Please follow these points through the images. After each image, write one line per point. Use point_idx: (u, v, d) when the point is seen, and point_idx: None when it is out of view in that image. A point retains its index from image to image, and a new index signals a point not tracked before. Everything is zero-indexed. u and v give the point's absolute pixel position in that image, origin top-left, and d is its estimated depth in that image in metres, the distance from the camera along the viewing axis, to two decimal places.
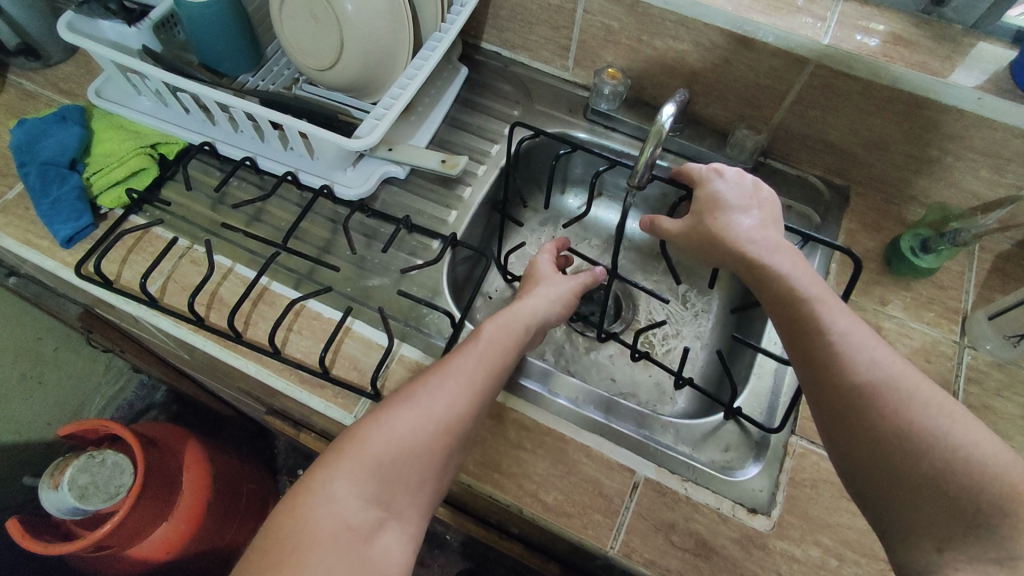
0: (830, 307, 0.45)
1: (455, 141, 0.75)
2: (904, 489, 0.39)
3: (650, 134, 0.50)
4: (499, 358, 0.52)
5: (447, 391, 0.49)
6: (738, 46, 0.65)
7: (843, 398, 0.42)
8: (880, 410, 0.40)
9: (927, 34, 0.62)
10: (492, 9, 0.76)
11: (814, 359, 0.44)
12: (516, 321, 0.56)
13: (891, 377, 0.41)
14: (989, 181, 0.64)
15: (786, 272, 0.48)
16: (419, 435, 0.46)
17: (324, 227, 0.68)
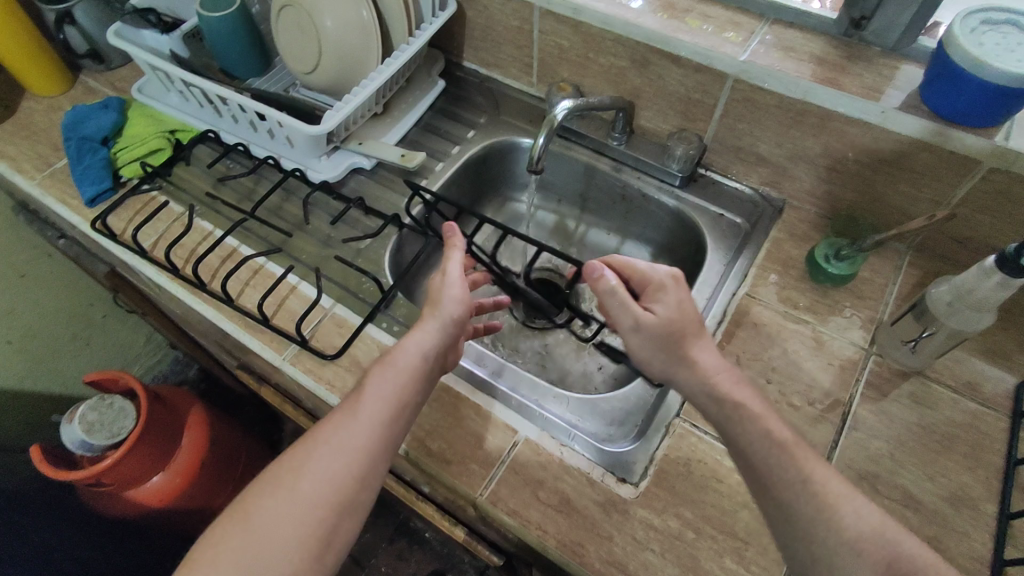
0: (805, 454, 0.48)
1: (424, 142, 0.84)
2: None
3: (542, 122, 0.58)
4: (386, 411, 0.52)
5: (325, 465, 0.49)
6: (667, 62, 0.71)
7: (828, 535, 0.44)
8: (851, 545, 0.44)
9: (843, 55, 0.66)
10: (467, 30, 0.86)
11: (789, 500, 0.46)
12: (408, 362, 0.55)
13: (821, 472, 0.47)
14: (908, 195, 0.66)
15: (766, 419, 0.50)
16: (294, 517, 0.47)
17: (296, 205, 0.78)
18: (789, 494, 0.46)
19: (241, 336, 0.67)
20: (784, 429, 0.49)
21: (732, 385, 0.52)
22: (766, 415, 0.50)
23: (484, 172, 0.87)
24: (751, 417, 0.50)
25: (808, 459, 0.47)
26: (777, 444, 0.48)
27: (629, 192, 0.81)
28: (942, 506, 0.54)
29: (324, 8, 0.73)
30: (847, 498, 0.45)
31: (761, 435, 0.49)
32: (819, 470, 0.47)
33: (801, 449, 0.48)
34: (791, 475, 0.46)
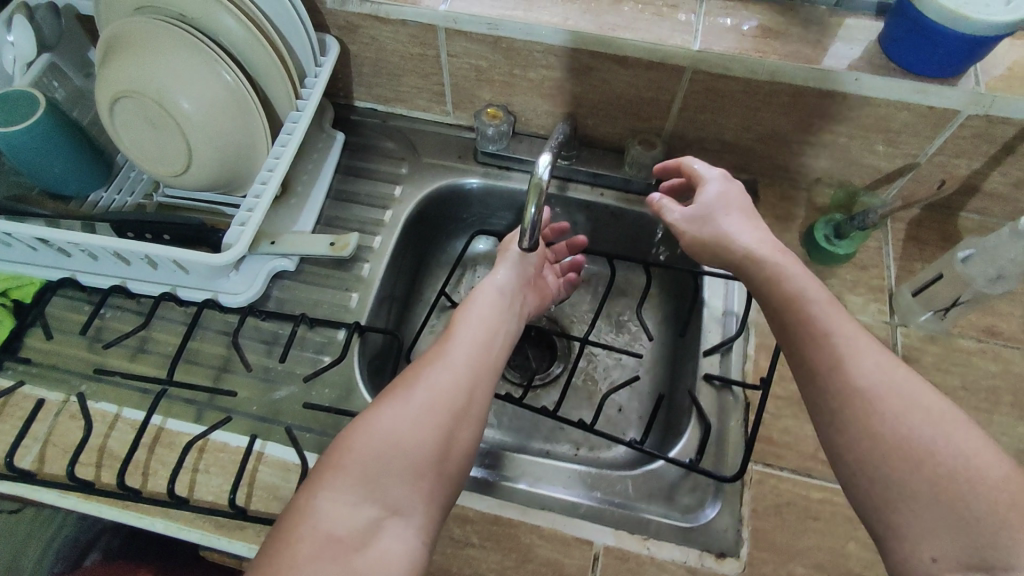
0: (861, 355, 0.41)
1: (345, 216, 0.69)
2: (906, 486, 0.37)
3: (528, 190, 0.49)
4: (485, 338, 0.49)
5: (434, 380, 0.44)
6: (611, 64, 0.62)
7: (845, 405, 0.40)
8: (883, 422, 0.39)
9: (792, 21, 0.61)
10: (354, 67, 0.71)
11: (819, 372, 0.42)
12: (489, 295, 0.52)
13: (971, 460, 0.36)
14: (885, 154, 0.64)
15: (869, 372, 0.40)
16: (412, 423, 0.42)
17: (218, 342, 0.61)
18: (860, 423, 0.39)
19: (212, 543, 0.52)
20: (928, 415, 0.38)
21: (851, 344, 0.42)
22: (895, 387, 0.40)
23: (427, 227, 0.75)
24: (883, 399, 0.39)
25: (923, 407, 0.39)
26: (880, 396, 0.39)
27: (594, 211, 0.73)
28: None
29: (179, 92, 0.55)
30: (979, 463, 0.36)
31: (879, 405, 0.39)
32: (992, 472, 0.36)
33: (969, 447, 0.37)
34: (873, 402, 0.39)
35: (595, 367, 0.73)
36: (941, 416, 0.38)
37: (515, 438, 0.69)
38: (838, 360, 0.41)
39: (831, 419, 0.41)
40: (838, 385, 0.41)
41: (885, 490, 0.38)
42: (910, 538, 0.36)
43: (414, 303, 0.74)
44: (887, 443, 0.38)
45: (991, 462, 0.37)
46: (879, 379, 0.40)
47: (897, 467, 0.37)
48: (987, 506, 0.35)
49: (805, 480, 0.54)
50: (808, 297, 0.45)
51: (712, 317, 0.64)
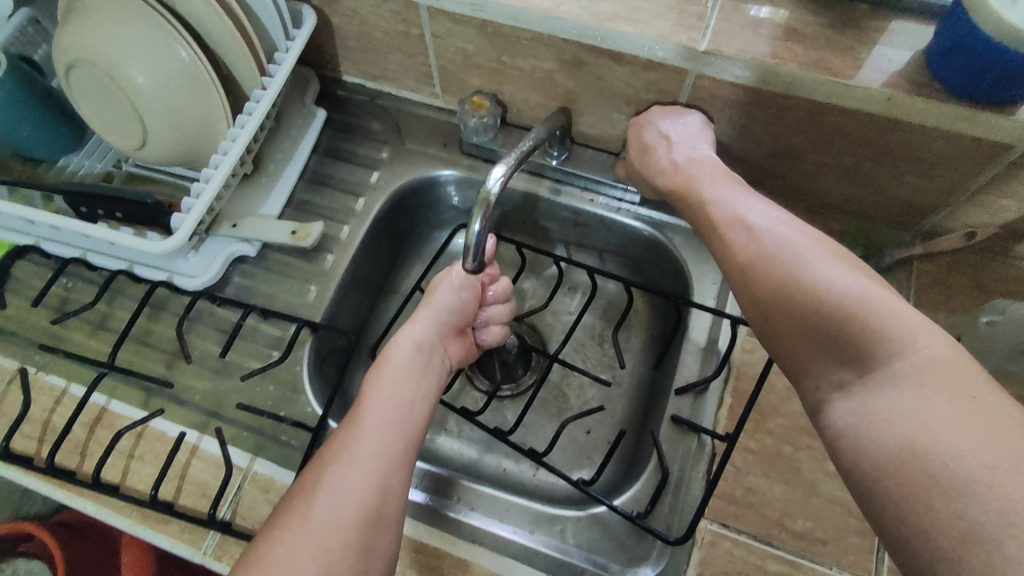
0: (742, 223, 0.45)
1: (317, 202, 0.66)
2: (811, 333, 0.39)
3: (475, 203, 0.46)
4: (394, 414, 0.46)
5: (339, 482, 0.41)
6: (606, 60, 0.55)
7: (739, 263, 0.44)
8: (772, 272, 0.41)
9: (825, 21, 0.52)
10: (338, 40, 0.66)
11: (722, 252, 0.46)
12: (395, 368, 0.48)
13: (862, 301, 0.37)
14: (918, 185, 0.55)
15: (755, 228, 0.44)
16: (320, 536, 0.40)
17: (171, 325, 0.60)
18: (758, 285, 0.42)
19: (138, 532, 0.51)
20: (832, 270, 0.39)
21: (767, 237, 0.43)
22: (801, 249, 0.41)
23: (405, 217, 0.70)
24: (793, 260, 0.41)
25: (817, 261, 0.40)
26: (768, 245, 0.43)
27: (583, 217, 0.67)
28: None
29: (133, 65, 0.52)
30: (856, 284, 0.38)
31: (781, 278, 0.41)
32: (889, 313, 0.36)
33: (863, 289, 0.38)
34: (760, 257, 0.43)
35: (568, 384, 0.67)
36: (829, 262, 0.40)
37: (472, 451, 0.65)
38: (747, 252, 0.44)
39: (745, 296, 0.44)
40: (745, 262, 0.44)
41: (800, 354, 0.40)
42: (828, 395, 0.38)
43: (387, 296, 0.71)
44: (772, 297, 0.41)
45: (885, 307, 0.37)
46: (775, 237, 0.43)
47: (795, 323, 0.40)
48: (871, 338, 0.36)
49: (763, 549, 0.49)
50: (721, 202, 0.49)
51: (692, 351, 0.58)
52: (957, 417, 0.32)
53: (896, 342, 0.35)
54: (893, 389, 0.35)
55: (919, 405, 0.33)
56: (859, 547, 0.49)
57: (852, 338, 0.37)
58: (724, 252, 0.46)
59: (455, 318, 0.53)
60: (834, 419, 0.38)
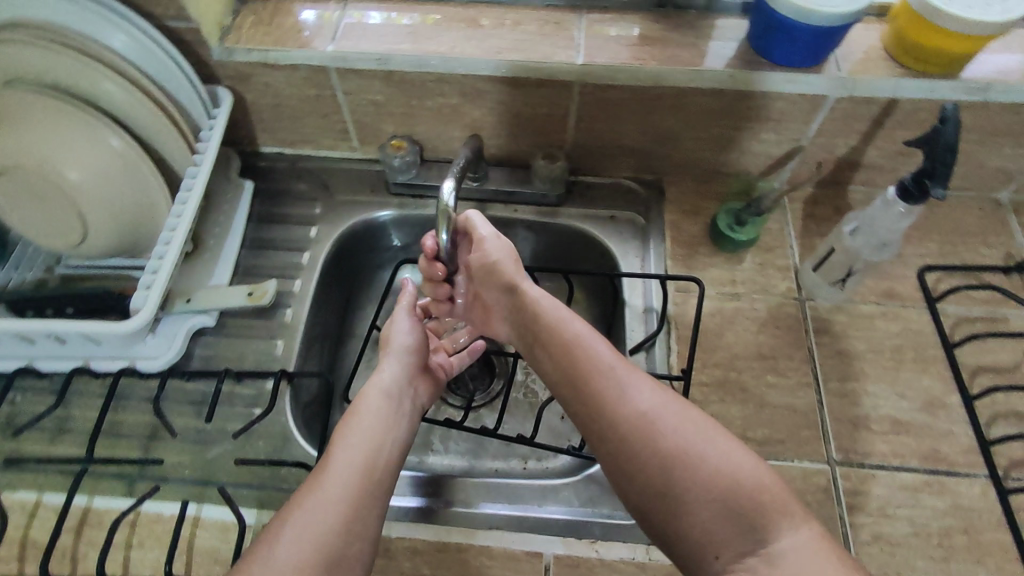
0: (587, 339, 0.51)
1: (263, 264, 0.69)
2: (643, 451, 0.45)
3: (437, 217, 0.53)
4: (366, 457, 0.49)
5: (304, 521, 0.44)
6: (503, 86, 0.64)
7: (573, 365, 0.50)
8: (603, 386, 0.48)
9: (667, 28, 0.64)
10: (253, 114, 0.70)
11: (563, 365, 0.51)
12: (364, 414, 0.53)
13: (681, 426, 0.45)
14: (772, 141, 0.67)
15: (584, 339, 0.51)
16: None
17: (141, 411, 0.60)
18: (592, 394, 0.48)
19: None
20: (649, 391, 0.47)
21: (589, 335, 0.51)
22: (615, 365, 0.48)
23: (349, 263, 0.75)
24: (601, 371, 0.48)
25: (633, 382, 0.48)
26: (598, 359, 0.49)
27: (511, 227, 0.74)
28: (923, 417, 0.58)
29: (63, 162, 0.54)
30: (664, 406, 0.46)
31: (615, 395, 0.47)
32: (707, 448, 0.44)
33: (663, 406, 0.46)
34: (590, 367, 0.49)
35: (533, 378, 0.73)
36: (641, 384, 0.47)
37: (463, 460, 0.68)
38: (585, 363, 0.49)
39: (582, 405, 0.49)
40: (591, 399, 0.48)
41: (643, 471, 0.44)
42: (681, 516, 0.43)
43: (346, 340, 0.74)
44: (620, 417, 0.46)
45: (679, 418, 0.45)
46: (601, 355, 0.49)
47: (641, 475, 0.44)
48: (692, 459, 0.43)
49: None
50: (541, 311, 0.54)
51: (634, 314, 0.66)
52: (806, 544, 0.41)
53: (700, 446, 0.44)
54: (721, 488, 0.42)
55: (737, 475, 0.43)
56: (810, 437, 0.58)
57: (682, 477, 0.43)
58: (550, 348, 0.52)
59: (415, 355, 0.60)
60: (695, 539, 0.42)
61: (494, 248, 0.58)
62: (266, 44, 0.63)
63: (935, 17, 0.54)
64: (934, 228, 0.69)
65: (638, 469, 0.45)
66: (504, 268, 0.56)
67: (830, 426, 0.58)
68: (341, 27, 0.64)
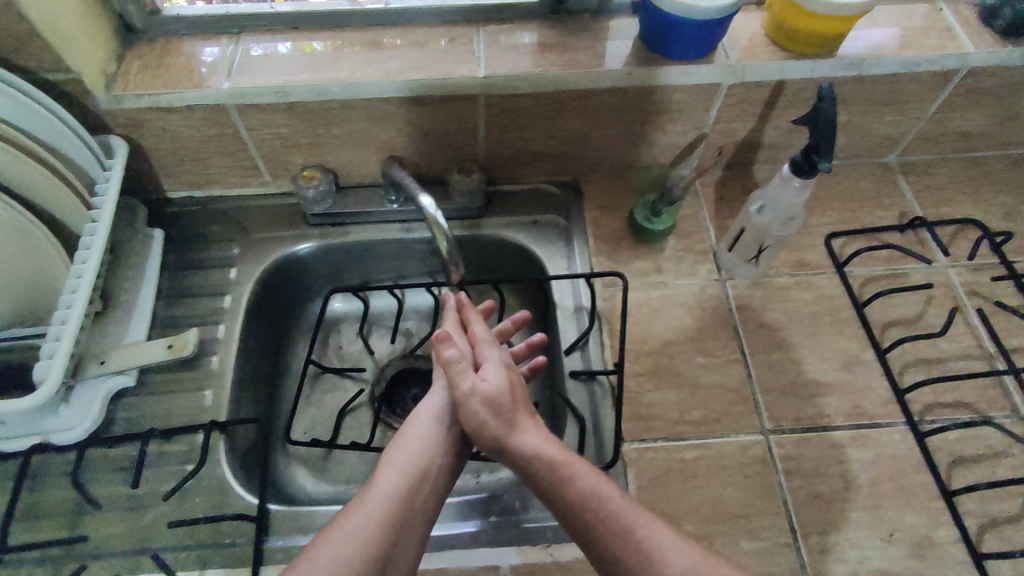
0: (579, 470, 0.48)
1: (182, 313, 0.66)
2: None
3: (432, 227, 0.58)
4: (415, 474, 0.51)
5: (350, 536, 0.45)
6: (408, 106, 0.64)
7: (563, 501, 0.47)
8: (608, 530, 0.45)
9: (561, 34, 0.66)
10: (154, 160, 0.68)
11: (553, 502, 0.48)
12: (415, 437, 0.53)
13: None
14: (676, 132, 0.70)
15: (583, 478, 0.48)
16: None
17: (62, 485, 0.56)
18: (603, 545, 0.45)
19: None
20: (662, 537, 0.45)
21: (585, 476, 0.48)
22: (611, 499, 0.47)
23: (275, 301, 0.73)
24: (615, 516, 0.46)
25: (653, 531, 0.45)
26: (599, 498, 0.47)
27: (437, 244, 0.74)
28: (843, 376, 0.62)
29: None
30: (679, 561, 0.44)
31: (631, 547, 0.45)
32: None
33: (698, 563, 0.44)
34: (588, 514, 0.46)
35: None
36: (652, 530, 0.45)
37: None
38: (600, 515, 0.46)
39: (585, 542, 0.46)
40: (611, 549, 0.45)
41: None
42: None
43: (282, 380, 0.72)
44: (625, 553, 0.45)
45: (718, 572, 0.44)
46: (596, 487, 0.47)
47: None
48: None
49: (678, 444, 0.58)
50: (526, 447, 0.50)
51: (565, 313, 0.67)
52: None
53: None
54: None
55: None
56: (743, 411, 0.60)
57: None
58: (552, 499, 0.48)
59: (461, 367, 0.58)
60: None
61: (491, 375, 0.54)
62: (156, 87, 0.60)
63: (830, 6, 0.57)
64: (834, 197, 0.73)
65: None
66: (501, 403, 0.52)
67: (760, 397, 0.61)
68: (236, 62, 0.63)
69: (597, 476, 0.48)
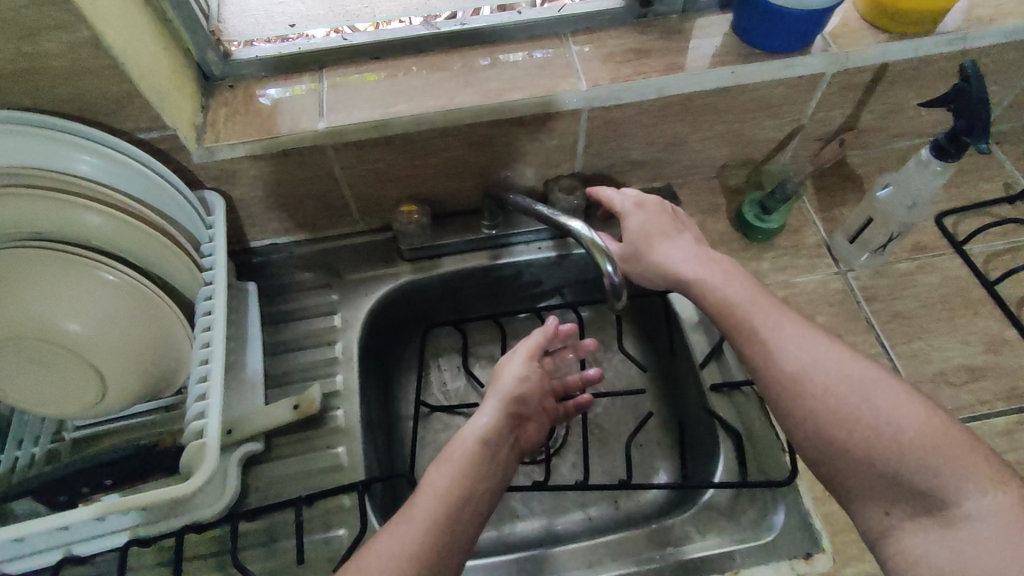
0: (763, 313, 0.51)
1: (293, 369, 0.63)
2: (864, 467, 0.44)
3: (591, 247, 0.51)
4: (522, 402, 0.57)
5: (462, 440, 0.52)
6: (510, 128, 0.61)
7: (739, 329, 0.51)
8: (790, 371, 0.47)
9: (655, 36, 0.63)
10: (241, 211, 0.64)
11: (733, 331, 0.51)
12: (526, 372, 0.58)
13: (919, 432, 0.43)
14: (774, 126, 0.68)
15: (751, 310, 0.51)
16: (445, 484, 0.49)
17: (212, 569, 0.53)
18: (773, 378, 0.48)
19: None
20: (798, 347, 0.48)
21: (752, 313, 0.51)
22: (799, 339, 0.48)
23: (378, 344, 0.70)
24: (779, 352, 0.48)
25: (841, 373, 0.46)
26: (778, 343, 0.49)
27: (538, 267, 0.71)
28: (991, 359, 0.60)
29: (61, 314, 0.46)
30: (879, 412, 0.44)
31: (814, 392, 0.46)
32: (937, 461, 0.42)
33: (891, 413, 0.44)
34: (761, 344, 0.49)
35: (598, 413, 0.70)
36: (840, 365, 0.46)
37: (555, 519, 0.65)
38: (799, 385, 0.47)
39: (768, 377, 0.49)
40: (788, 397, 0.47)
41: (845, 462, 0.44)
42: (895, 526, 0.43)
43: (395, 426, 0.70)
44: (803, 391, 0.46)
45: (907, 419, 0.43)
46: (796, 355, 0.48)
47: (847, 457, 0.44)
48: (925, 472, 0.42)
49: None
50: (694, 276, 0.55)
51: (694, 327, 0.65)
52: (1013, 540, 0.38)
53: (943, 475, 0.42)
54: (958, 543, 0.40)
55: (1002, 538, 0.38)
56: None
57: (884, 466, 0.43)
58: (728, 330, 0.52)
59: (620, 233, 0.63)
60: (904, 550, 0.42)
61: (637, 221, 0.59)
62: (249, 135, 0.57)
63: None
64: None
65: (848, 467, 0.44)
66: (649, 239, 0.58)
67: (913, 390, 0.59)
68: (326, 100, 0.59)
69: (764, 308, 0.51)
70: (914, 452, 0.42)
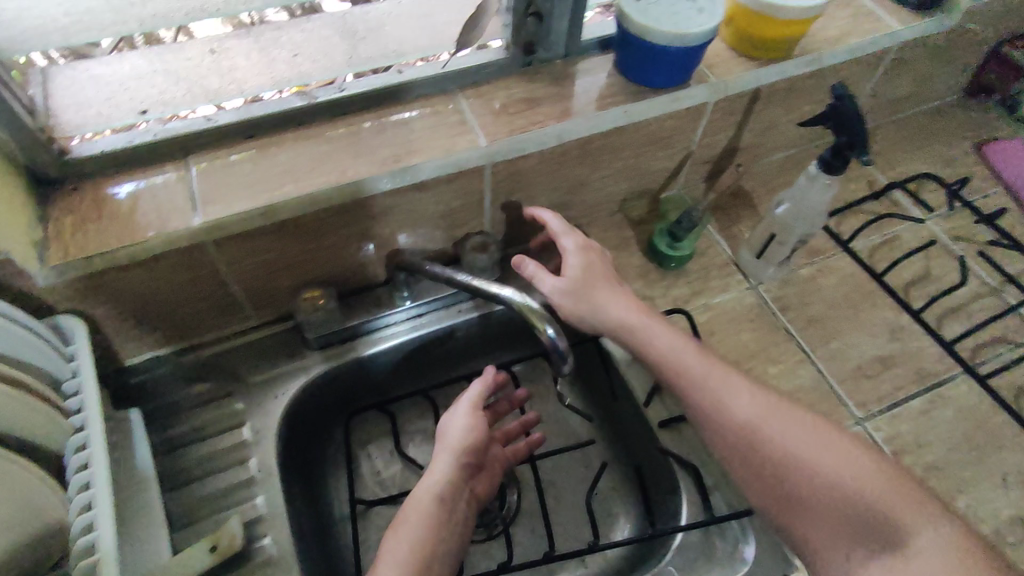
0: (642, 319, 0.57)
1: (201, 500, 0.54)
2: (737, 434, 0.51)
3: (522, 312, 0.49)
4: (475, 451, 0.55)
5: (422, 494, 0.52)
6: (412, 193, 0.57)
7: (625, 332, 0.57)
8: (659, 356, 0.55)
9: (543, 84, 0.62)
10: (108, 329, 0.54)
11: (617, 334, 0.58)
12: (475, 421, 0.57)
13: (764, 416, 0.51)
14: (667, 156, 0.69)
15: (634, 318, 0.57)
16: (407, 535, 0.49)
17: None
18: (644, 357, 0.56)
19: None
20: (659, 338, 0.56)
21: (640, 321, 0.57)
22: (659, 333, 0.56)
23: (295, 446, 0.62)
24: (655, 346, 0.55)
25: (727, 393, 0.52)
26: (644, 332, 0.56)
27: (459, 332, 0.67)
28: (897, 347, 0.65)
29: None
30: (749, 412, 0.51)
31: (695, 385, 0.53)
32: (823, 456, 0.49)
33: (765, 412, 0.51)
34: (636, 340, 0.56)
35: (549, 471, 0.66)
36: (717, 373, 0.53)
37: None
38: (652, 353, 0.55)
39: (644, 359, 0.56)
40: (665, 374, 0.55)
41: (709, 422, 0.52)
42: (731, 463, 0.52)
43: (331, 536, 0.61)
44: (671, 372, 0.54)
45: (782, 416, 0.51)
46: (665, 343, 0.55)
47: (719, 426, 0.52)
48: (824, 471, 0.48)
49: None
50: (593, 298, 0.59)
51: (631, 366, 0.64)
52: (877, 497, 0.47)
53: (852, 483, 0.48)
54: (831, 505, 0.48)
55: (861, 486, 0.47)
56: (831, 409, 0.61)
57: (753, 439, 0.50)
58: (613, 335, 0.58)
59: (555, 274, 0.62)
60: (756, 480, 0.50)
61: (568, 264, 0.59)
62: (108, 245, 0.48)
63: (805, 13, 0.59)
64: None
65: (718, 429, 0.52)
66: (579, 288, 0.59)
67: (840, 390, 0.62)
68: (198, 190, 0.52)
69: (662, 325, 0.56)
70: (760, 420, 0.51)
